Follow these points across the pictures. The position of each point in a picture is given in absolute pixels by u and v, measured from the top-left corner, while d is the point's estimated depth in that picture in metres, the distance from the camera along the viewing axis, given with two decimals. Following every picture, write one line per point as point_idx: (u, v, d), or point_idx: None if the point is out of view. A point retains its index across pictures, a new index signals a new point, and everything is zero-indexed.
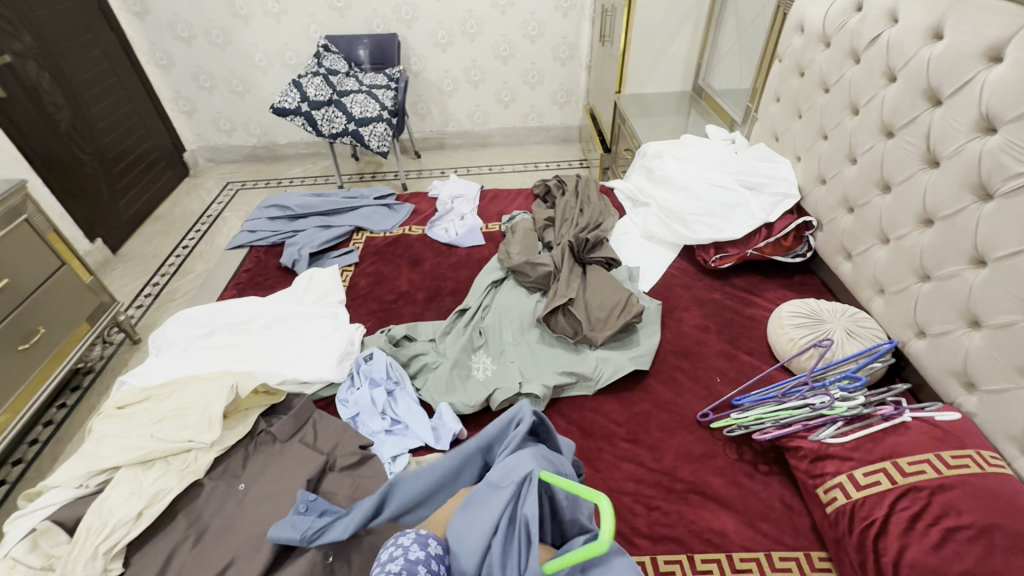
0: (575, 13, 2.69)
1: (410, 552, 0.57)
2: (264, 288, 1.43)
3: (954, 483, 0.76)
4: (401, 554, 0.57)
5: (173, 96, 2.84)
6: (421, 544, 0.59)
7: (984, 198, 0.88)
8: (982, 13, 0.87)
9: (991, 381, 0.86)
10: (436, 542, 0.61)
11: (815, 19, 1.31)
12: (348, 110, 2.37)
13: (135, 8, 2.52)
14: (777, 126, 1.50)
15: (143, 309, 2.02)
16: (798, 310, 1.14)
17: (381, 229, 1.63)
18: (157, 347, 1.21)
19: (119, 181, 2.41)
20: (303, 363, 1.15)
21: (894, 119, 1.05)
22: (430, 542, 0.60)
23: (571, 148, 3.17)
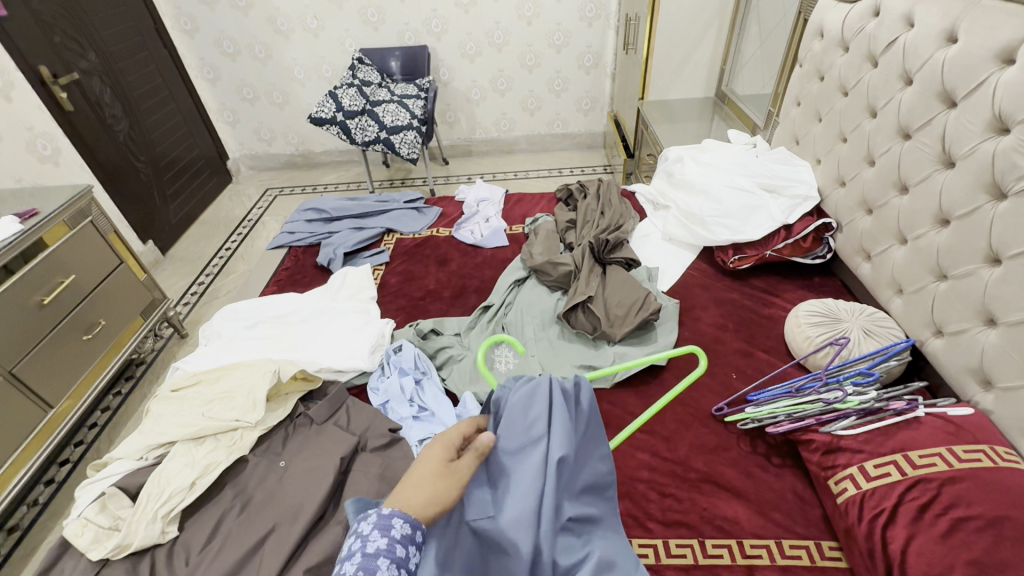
0: (600, 23, 2.75)
1: (369, 544, 0.51)
2: (302, 285, 1.53)
3: (964, 476, 0.78)
4: (359, 547, 0.51)
5: (219, 108, 3.03)
6: (383, 530, 0.53)
7: (999, 197, 0.89)
8: (995, 17, 0.89)
9: (1007, 378, 0.87)
10: (401, 521, 0.54)
11: (834, 24, 1.34)
12: (380, 118, 2.48)
13: (186, 26, 2.71)
14: (798, 129, 1.53)
15: (189, 306, 2.16)
16: (815, 309, 1.16)
17: (410, 230, 1.71)
18: (206, 337, 1.32)
19: (169, 187, 2.58)
20: (338, 353, 1.23)
21: (910, 121, 1.06)
22: (393, 520, 0.54)
23: (596, 154, 3.22)
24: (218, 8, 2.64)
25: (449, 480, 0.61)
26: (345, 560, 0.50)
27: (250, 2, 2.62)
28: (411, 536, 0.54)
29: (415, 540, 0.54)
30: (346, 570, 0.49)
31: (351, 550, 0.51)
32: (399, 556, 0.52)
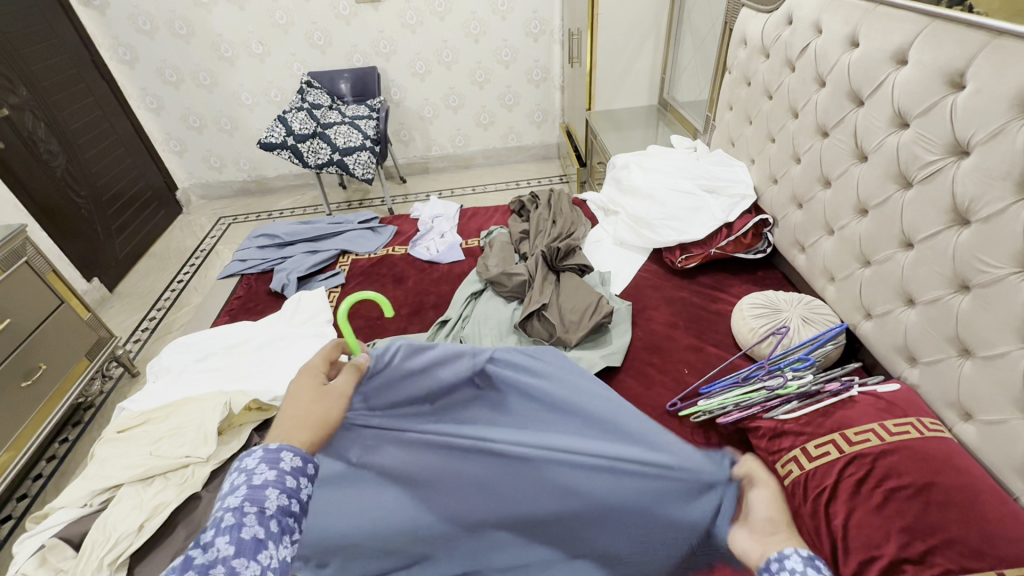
0: (545, 39, 2.84)
1: (255, 477, 0.56)
2: (255, 313, 1.50)
3: (895, 448, 0.82)
4: (245, 480, 0.55)
5: (164, 137, 2.95)
6: (270, 463, 0.58)
7: (906, 185, 0.96)
8: (888, 22, 0.97)
9: (928, 353, 0.93)
10: (289, 455, 0.60)
11: (755, 33, 1.42)
12: (332, 140, 2.48)
13: (124, 56, 2.65)
14: (732, 132, 1.61)
15: (140, 343, 2.08)
16: (758, 301, 1.21)
17: (365, 250, 1.70)
18: (154, 373, 1.28)
19: (114, 222, 2.50)
20: (293, 380, 1.20)
21: (826, 121, 1.14)
22: (282, 453, 0.60)
23: (551, 165, 3.29)
24: (157, 37, 2.59)
25: (320, 403, 0.73)
26: (229, 494, 0.54)
27: (192, 30, 2.59)
28: (300, 469, 0.60)
29: (304, 473, 0.61)
30: (229, 502, 0.53)
31: (237, 482, 0.55)
32: (287, 488, 0.57)
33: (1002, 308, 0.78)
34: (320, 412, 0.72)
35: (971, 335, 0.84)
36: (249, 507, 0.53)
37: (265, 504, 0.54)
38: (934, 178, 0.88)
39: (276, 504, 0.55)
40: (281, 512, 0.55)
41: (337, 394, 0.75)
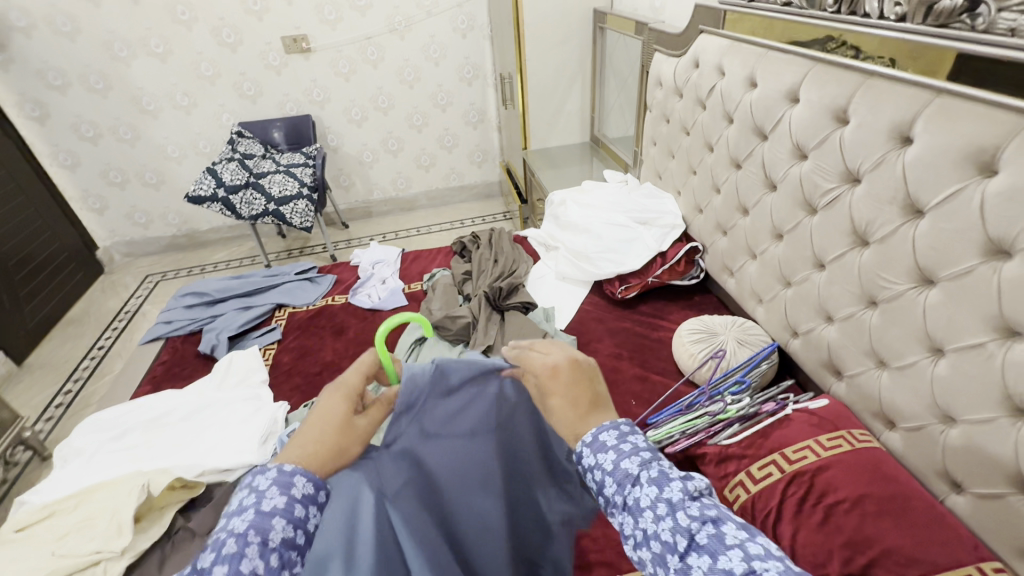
0: (479, 83, 2.93)
1: (265, 501, 0.53)
2: (182, 380, 1.39)
3: (830, 463, 0.85)
4: (253, 503, 0.53)
5: (81, 195, 2.76)
6: (282, 488, 0.55)
7: (812, 212, 1.03)
8: (780, 65, 1.06)
9: (851, 367, 0.98)
10: (302, 482, 0.57)
11: (668, 75, 1.52)
12: (266, 190, 2.41)
13: (34, 112, 2.49)
14: (658, 166, 1.69)
15: (53, 421, 1.88)
16: (695, 327, 1.25)
17: (303, 302, 1.64)
18: (62, 458, 1.15)
19: (22, 288, 2.29)
20: (222, 451, 1.11)
21: (738, 154, 1.22)
22: (296, 478, 0.56)
23: (494, 203, 3.33)
24: (70, 92, 2.48)
25: (353, 437, 0.65)
26: (236, 515, 0.52)
27: (110, 84, 2.49)
28: (312, 497, 0.57)
29: (316, 501, 0.57)
30: (235, 526, 0.51)
31: (245, 505, 0.53)
32: (294, 516, 0.54)
33: (907, 321, 0.84)
34: (341, 445, 0.63)
35: (884, 348, 0.89)
36: (254, 537, 0.50)
37: (269, 534, 0.51)
38: (835, 204, 0.95)
39: (281, 537, 0.52)
40: (285, 545, 0.52)
41: (362, 431, 0.66)
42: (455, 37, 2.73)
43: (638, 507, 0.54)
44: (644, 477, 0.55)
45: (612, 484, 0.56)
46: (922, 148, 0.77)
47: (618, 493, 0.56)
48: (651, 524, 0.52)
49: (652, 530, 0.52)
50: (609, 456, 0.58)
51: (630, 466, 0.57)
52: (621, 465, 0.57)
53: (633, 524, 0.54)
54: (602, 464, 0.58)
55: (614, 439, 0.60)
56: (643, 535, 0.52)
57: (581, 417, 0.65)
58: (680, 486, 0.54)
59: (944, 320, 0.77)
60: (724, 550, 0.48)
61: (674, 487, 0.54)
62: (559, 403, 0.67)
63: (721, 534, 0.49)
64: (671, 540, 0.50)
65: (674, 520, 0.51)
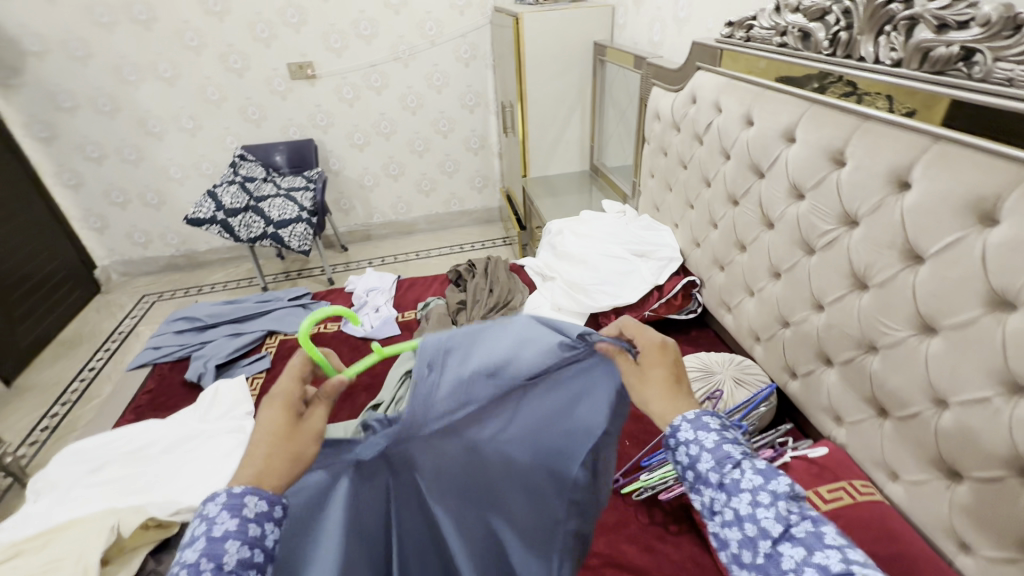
0: (481, 110, 2.96)
1: (216, 527, 0.50)
2: (166, 409, 1.36)
3: (831, 517, 0.82)
4: (205, 530, 0.50)
5: (83, 215, 2.77)
6: (233, 511, 0.51)
7: (809, 252, 1.01)
8: (776, 104, 1.05)
9: (852, 413, 0.95)
10: (255, 499, 0.52)
11: (666, 109, 1.53)
12: (266, 214, 2.42)
13: (40, 134, 2.52)
14: (656, 198, 1.69)
15: (36, 445, 1.85)
16: (691, 364, 1.21)
17: (294, 329, 1.62)
18: (36, 492, 1.12)
19: (18, 308, 2.28)
20: (201, 486, 1.07)
21: (735, 190, 1.21)
22: (247, 498, 0.52)
23: (494, 228, 3.34)
24: (77, 114, 2.51)
25: (300, 444, 0.58)
26: (188, 545, 0.49)
27: (117, 107, 2.52)
28: (267, 514, 0.53)
29: (272, 517, 0.54)
30: (187, 557, 0.48)
31: (197, 533, 0.50)
32: (251, 537, 0.51)
33: (909, 369, 0.80)
34: (288, 455, 0.57)
35: (886, 395, 0.86)
36: (206, 563, 0.47)
37: (222, 558, 0.48)
38: (833, 245, 0.93)
39: (236, 558, 0.49)
40: (242, 565, 0.49)
41: (310, 434, 0.59)
42: (458, 66, 2.77)
43: (735, 487, 0.54)
44: (747, 464, 0.56)
45: (710, 460, 0.57)
46: (921, 193, 0.75)
47: (714, 470, 0.57)
48: (747, 507, 0.53)
49: (746, 512, 0.53)
50: (712, 435, 0.59)
51: (733, 449, 0.57)
52: (724, 447, 0.57)
53: (724, 502, 0.55)
54: (701, 441, 0.59)
55: (717, 423, 0.60)
56: (734, 515, 0.54)
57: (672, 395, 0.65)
58: (787, 481, 0.53)
59: (948, 371, 0.74)
60: (822, 547, 0.48)
61: (779, 479, 0.53)
62: (650, 378, 0.67)
63: (820, 532, 0.49)
64: (768, 527, 0.51)
65: (774, 510, 0.51)
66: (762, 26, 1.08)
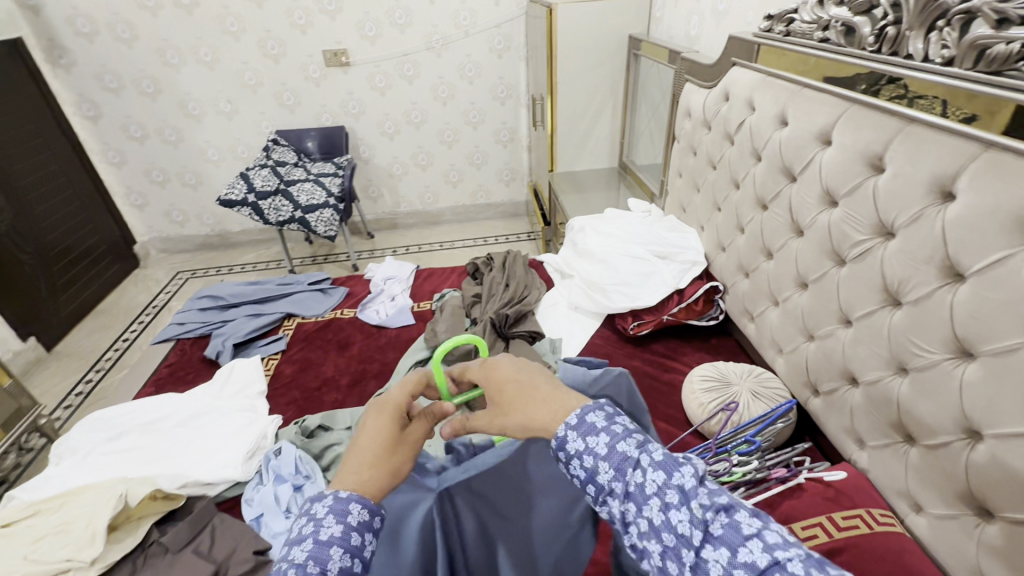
0: (512, 102, 2.92)
1: (323, 530, 0.50)
2: (185, 383, 1.40)
3: (844, 546, 0.76)
4: (312, 532, 0.50)
5: (125, 191, 2.89)
6: (338, 516, 0.51)
7: (840, 263, 0.95)
8: (812, 104, 0.99)
9: (875, 437, 0.89)
10: (358, 507, 0.53)
11: (697, 107, 1.47)
12: (295, 198, 2.46)
13: (88, 112, 2.63)
14: (682, 198, 1.63)
15: (70, 410, 1.94)
16: (707, 374, 1.17)
17: (312, 313, 1.64)
18: (56, 455, 1.16)
19: (60, 278, 2.40)
20: (210, 461, 1.10)
21: (764, 194, 1.15)
22: (352, 505, 0.53)
23: (520, 222, 3.31)
24: (123, 94, 2.60)
25: (399, 453, 0.60)
26: (295, 544, 0.49)
27: (159, 88, 2.61)
28: (368, 523, 0.53)
29: (371, 528, 0.54)
30: (295, 556, 0.48)
31: (304, 533, 0.50)
32: (353, 546, 0.50)
33: (939, 395, 0.75)
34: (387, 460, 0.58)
35: (913, 421, 0.80)
36: (313, 566, 0.47)
37: (328, 563, 0.48)
38: (865, 257, 0.87)
39: (339, 566, 0.48)
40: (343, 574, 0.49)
41: (412, 442, 0.61)
42: (491, 57, 2.75)
43: (642, 494, 0.48)
44: (647, 460, 0.49)
45: (609, 469, 0.50)
46: (965, 206, 0.69)
47: (616, 479, 0.50)
48: (658, 513, 0.46)
49: (659, 521, 0.46)
50: (602, 438, 0.52)
51: (628, 448, 0.50)
52: (618, 447, 0.51)
53: (635, 512, 0.48)
54: (593, 450, 0.52)
55: (603, 420, 0.53)
56: (649, 525, 0.47)
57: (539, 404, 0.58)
58: (691, 470, 0.47)
59: (984, 401, 0.68)
60: (743, 542, 0.42)
61: (683, 471, 0.47)
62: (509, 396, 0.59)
63: (737, 523, 0.44)
64: (685, 532, 0.44)
65: (687, 511, 0.45)
66: (804, 20, 1.02)
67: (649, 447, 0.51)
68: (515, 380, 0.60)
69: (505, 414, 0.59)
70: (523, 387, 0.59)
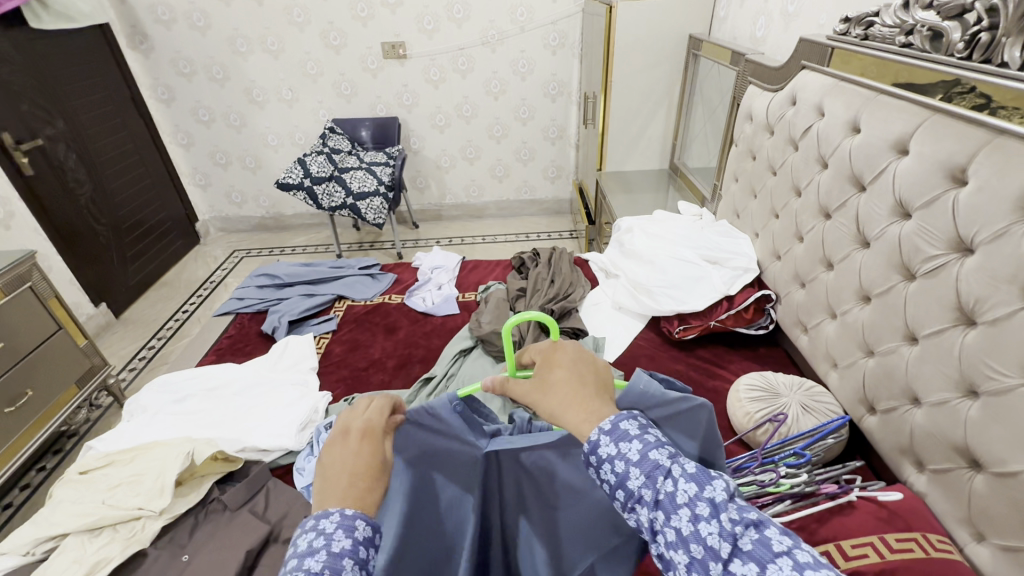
0: (563, 99, 2.92)
1: (334, 543, 0.47)
2: (243, 355, 1.48)
3: (897, 568, 0.74)
4: (323, 545, 0.46)
5: (191, 171, 3.06)
6: (347, 530, 0.48)
7: (909, 277, 0.91)
8: (889, 111, 0.96)
9: (937, 461, 0.85)
10: (364, 522, 0.50)
11: (760, 110, 1.44)
12: (347, 185, 2.55)
13: (163, 95, 2.80)
14: (737, 203, 1.60)
15: (135, 372, 2.08)
16: (755, 383, 1.14)
17: (361, 296, 1.70)
18: (129, 412, 1.26)
19: (130, 250, 2.56)
20: (266, 430, 1.16)
21: (829, 202, 1.12)
22: (358, 521, 0.50)
23: (563, 220, 3.31)
24: (194, 80, 2.75)
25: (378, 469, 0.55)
26: (305, 558, 0.45)
27: (228, 75, 2.74)
28: (371, 538, 0.50)
29: (374, 542, 0.51)
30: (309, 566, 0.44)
31: (313, 547, 0.46)
32: (362, 559, 0.48)
33: (1013, 421, 0.71)
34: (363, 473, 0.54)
35: (980, 447, 0.76)
36: None
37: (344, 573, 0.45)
38: (939, 273, 0.83)
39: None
40: None
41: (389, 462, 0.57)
42: (545, 53, 2.75)
43: (673, 504, 0.47)
44: (678, 470, 0.49)
45: (640, 475, 0.49)
46: None
47: (647, 486, 0.49)
48: (688, 524, 0.46)
49: (689, 531, 0.45)
50: (635, 445, 0.50)
51: (660, 456, 0.50)
52: (650, 455, 0.50)
53: (664, 522, 0.47)
54: (626, 455, 0.50)
55: (637, 428, 0.52)
56: (677, 535, 0.46)
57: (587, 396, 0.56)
58: (722, 484, 0.47)
59: None
60: (773, 558, 0.42)
61: (715, 485, 0.47)
62: (553, 381, 0.57)
63: (766, 539, 0.44)
64: (715, 545, 0.44)
65: (718, 524, 0.45)
66: (885, 24, 0.98)
67: (680, 457, 0.51)
68: (568, 368, 0.58)
69: (542, 393, 0.57)
70: (574, 377, 0.57)
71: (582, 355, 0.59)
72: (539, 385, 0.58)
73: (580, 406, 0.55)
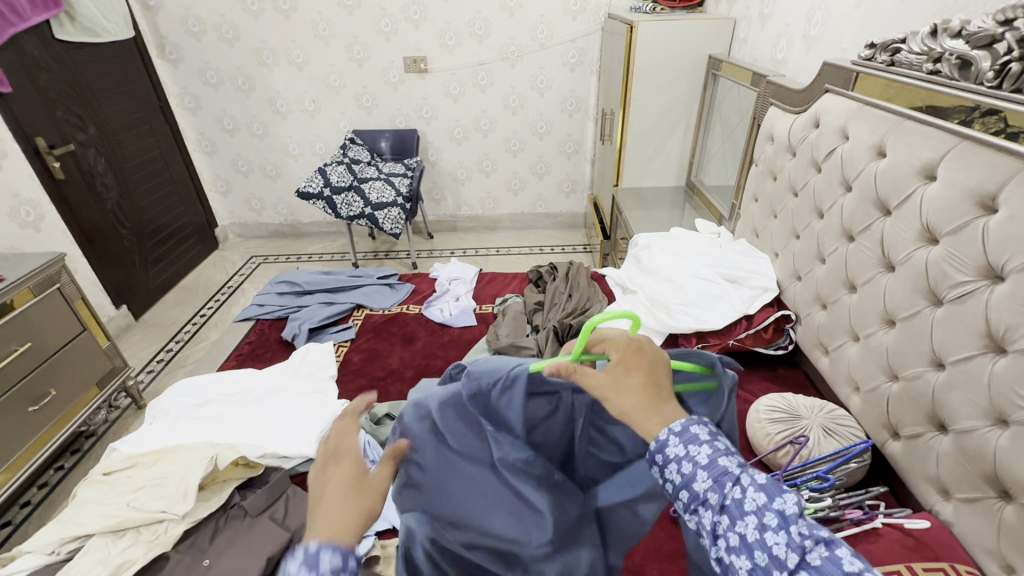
0: (580, 115, 2.95)
1: None
2: (263, 361, 1.50)
3: None
4: None
5: (213, 178, 3.12)
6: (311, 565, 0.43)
7: (936, 303, 0.91)
8: (916, 137, 0.96)
9: (965, 490, 0.84)
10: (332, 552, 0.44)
11: (782, 132, 1.45)
12: (366, 195, 2.58)
13: (189, 104, 2.87)
14: (756, 223, 1.60)
15: (152, 374, 2.11)
16: (775, 404, 1.12)
17: (380, 306, 1.72)
18: (151, 415, 1.28)
19: (152, 253, 2.61)
20: (285, 437, 1.17)
21: (852, 225, 1.12)
22: (325, 552, 0.44)
23: (576, 234, 3.32)
24: (220, 89, 2.82)
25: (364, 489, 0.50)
26: None
27: (253, 85, 2.81)
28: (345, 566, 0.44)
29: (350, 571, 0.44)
30: None
31: None
32: None
33: None
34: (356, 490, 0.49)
35: (1010, 477, 0.75)
36: None
37: None
38: (967, 300, 0.83)
39: None
40: None
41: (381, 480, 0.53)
42: (564, 70, 2.79)
43: (740, 509, 0.48)
44: (748, 479, 0.50)
45: (707, 479, 0.50)
46: None
47: (713, 490, 0.50)
48: (754, 531, 0.47)
49: (755, 539, 0.46)
50: (705, 449, 0.51)
51: (730, 464, 0.51)
52: (720, 462, 0.51)
53: (727, 526, 0.49)
54: (695, 458, 0.51)
55: (707, 433, 0.53)
56: (741, 541, 0.47)
57: (656, 404, 0.55)
58: (794, 498, 0.48)
59: None
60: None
61: (785, 498, 0.48)
62: (626, 383, 0.56)
63: (837, 558, 0.44)
64: (781, 555, 0.45)
65: (786, 535, 0.46)
66: (911, 51, 0.99)
67: (748, 467, 0.51)
68: (643, 372, 0.57)
69: (614, 393, 0.56)
70: (645, 380, 0.56)
71: (655, 359, 0.58)
72: (609, 384, 0.57)
73: (646, 411, 0.55)
